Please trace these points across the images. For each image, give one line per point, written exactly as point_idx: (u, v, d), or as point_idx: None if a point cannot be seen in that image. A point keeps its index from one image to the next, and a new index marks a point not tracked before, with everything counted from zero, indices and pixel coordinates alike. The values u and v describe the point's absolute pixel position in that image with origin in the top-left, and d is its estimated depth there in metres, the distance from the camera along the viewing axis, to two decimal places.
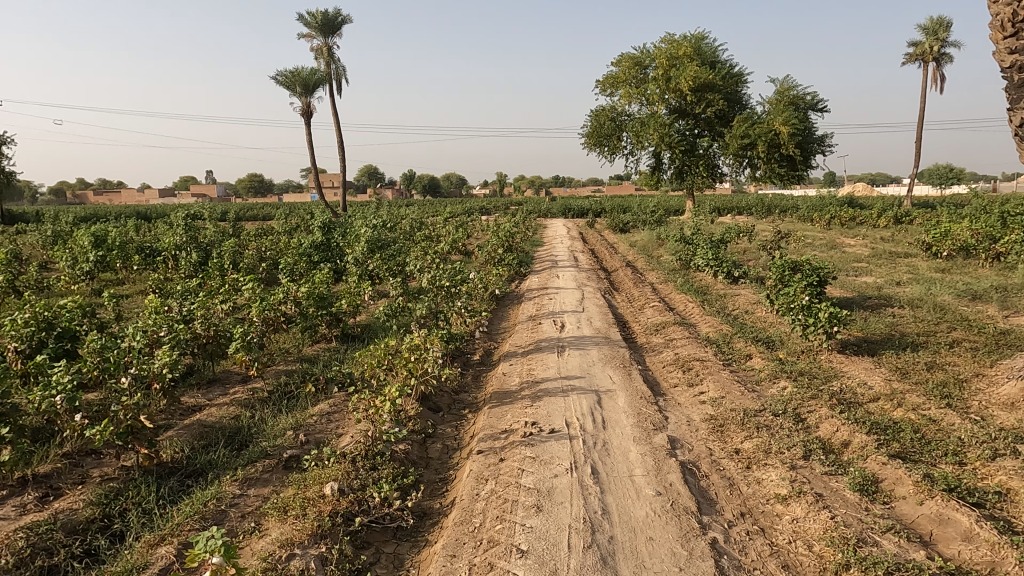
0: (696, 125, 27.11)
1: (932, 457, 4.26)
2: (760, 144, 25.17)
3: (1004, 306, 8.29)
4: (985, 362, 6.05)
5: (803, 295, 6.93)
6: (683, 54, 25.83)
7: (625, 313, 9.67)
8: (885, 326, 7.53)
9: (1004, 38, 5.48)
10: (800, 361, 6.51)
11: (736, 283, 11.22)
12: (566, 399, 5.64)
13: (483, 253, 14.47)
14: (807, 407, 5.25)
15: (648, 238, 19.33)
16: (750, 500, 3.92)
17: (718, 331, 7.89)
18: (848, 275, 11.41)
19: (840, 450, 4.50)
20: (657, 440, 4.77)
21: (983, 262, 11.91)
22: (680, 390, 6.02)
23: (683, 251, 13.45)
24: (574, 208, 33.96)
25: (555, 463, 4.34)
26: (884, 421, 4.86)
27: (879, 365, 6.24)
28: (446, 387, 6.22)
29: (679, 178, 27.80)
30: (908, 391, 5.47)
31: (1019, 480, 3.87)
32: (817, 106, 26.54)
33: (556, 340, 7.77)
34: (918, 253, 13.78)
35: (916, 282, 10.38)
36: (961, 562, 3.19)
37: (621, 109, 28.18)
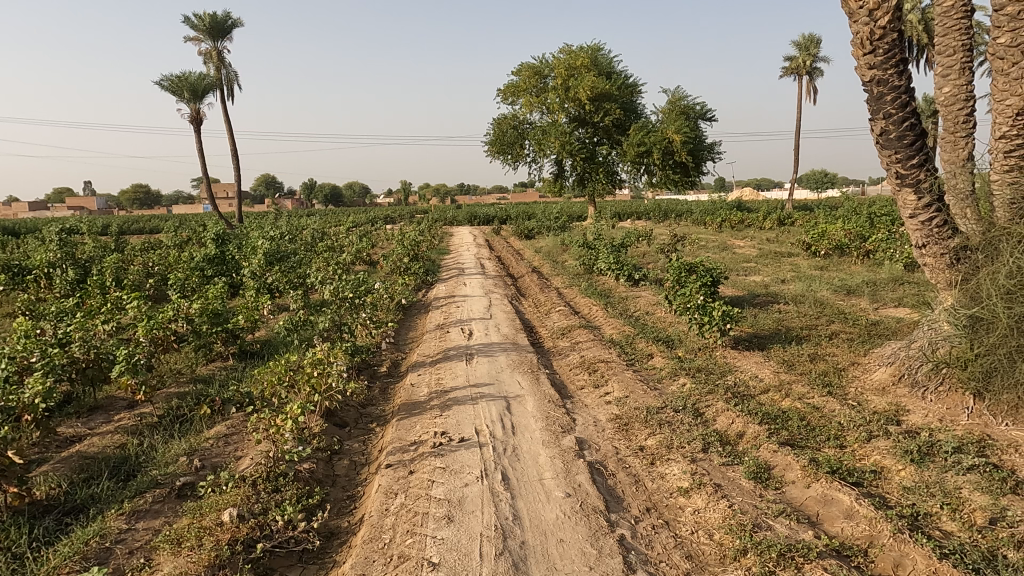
0: (596, 133, 27.97)
1: (817, 442, 4.58)
2: (656, 152, 26.31)
3: (874, 299, 9.06)
4: (859, 351, 6.58)
5: (698, 294, 7.25)
6: (581, 65, 26.69)
7: (531, 319, 9.79)
8: (772, 322, 8.03)
9: (862, 55, 5.22)
10: (697, 358, 6.82)
11: (636, 285, 11.65)
12: (476, 406, 5.64)
13: (386, 263, 14.20)
14: (705, 402, 5.51)
15: (553, 243, 19.74)
16: (655, 495, 4.06)
17: (622, 332, 8.13)
18: (738, 274, 12.12)
19: (736, 441, 4.75)
20: (565, 442, 4.84)
21: (855, 259, 12.99)
22: (587, 392, 6.15)
23: (586, 255, 13.80)
24: (479, 216, 34.39)
25: (465, 472, 4.32)
26: (774, 411, 5.17)
27: (768, 358, 6.64)
28: (352, 402, 6.05)
29: (581, 185, 28.53)
30: (795, 381, 5.86)
31: (891, 458, 4.25)
32: (706, 115, 28.08)
33: (465, 348, 7.75)
34: (800, 252, 14.84)
35: (799, 279, 11.17)
36: (844, 539, 3.44)
37: (523, 117, 28.66)
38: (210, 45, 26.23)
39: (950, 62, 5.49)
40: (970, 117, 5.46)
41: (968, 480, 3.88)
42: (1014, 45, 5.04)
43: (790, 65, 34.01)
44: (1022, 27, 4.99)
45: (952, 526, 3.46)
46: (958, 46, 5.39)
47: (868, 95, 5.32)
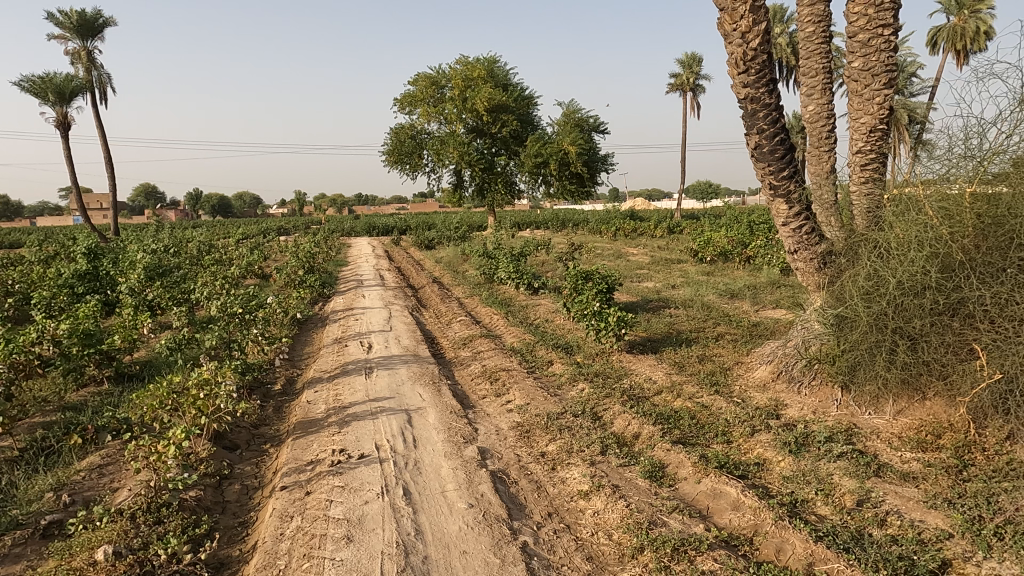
0: (494, 144, 28.26)
1: (706, 439, 4.82)
2: (553, 163, 26.94)
3: (754, 302, 9.69)
4: (742, 351, 7.00)
5: (594, 301, 7.46)
6: (477, 76, 26.94)
7: (432, 329, 9.71)
8: (664, 326, 8.39)
9: (737, 73, 5.54)
10: (595, 363, 7.01)
11: (536, 294, 11.86)
12: (376, 421, 5.51)
13: (280, 276, 13.65)
14: (603, 405, 5.67)
15: (453, 253, 19.73)
16: (556, 500, 4.12)
17: (522, 340, 8.23)
18: (632, 281, 12.61)
19: (633, 442, 4.92)
20: (467, 453, 4.83)
21: (737, 265, 13.86)
22: (489, 401, 6.16)
23: (486, 265, 13.88)
24: (378, 226, 33.85)
25: (365, 489, 4.21)
26: (667, 411, 5.40)
27: (661, 361, 6.93)
28: (243, 423, 5.75)
29: (480, 196, 28.71)
30: (685, 381, 6.15)
31: (773, 450, 4.54)
32: (600, 127, 29.10)
33: (364, 361, 7.57)
34: (688, 258, 15.66)
35: (687, 284, 11.77)
36: (731, 529, 3.64)
37: (421, 127, 28.52)
38: (78, 45, 24.32)
39: (814, 83, 5.98)
40: (832, 133, 5.98)
41: (838, 466, 4.22)
42: (867, 69, 5.59)
43: (674, 82, 35.88)
44: (873, 53, 5.54)
45: (826, 510, 3.74)
46: (820, 68, 5.89)
47: (743, 112, 5.68)
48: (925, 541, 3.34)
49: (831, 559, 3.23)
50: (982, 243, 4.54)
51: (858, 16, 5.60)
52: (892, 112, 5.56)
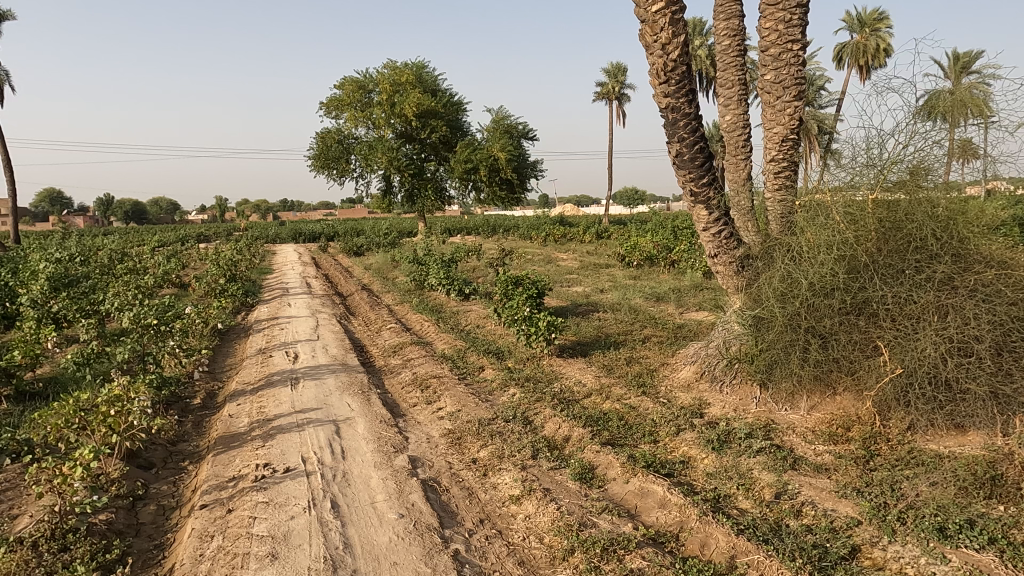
0: (423, 150, 28.09)
1: (634, 439, 4.93)
2: (482, 169, 27.02)
3: (679, 304, 10.00)
4: (668, 352, 7.21)
5: (524, 306, 7.51)
6: (405, 81, 26.76)
7: (361, 338, 9.53)
8: (593, 329, 8.54)
9: (658, 83, 5.71)
10: (526, 368, 7.05)
11: (467, 300, 11.84)
12: (302, 433, 5.35)
13: (199, 285, 13.10)
14: (533, 409, 5.71)
15: (382, 259, 19.46)
16: (488, 506, 4.12)
17: (453, 347, 8.19)
18: (562, 285, 12.78)
19: (563, 445, 4.98)
20: (397, 462, 4.76)
21: (662, 269, 14.29)
22: (419, 409, 6.09)
23: (416, 271, 13.75)
24: (304, 233, 33.01)
25: (291, 504, 4.08)
26: (596, 413, 5.50)
27: (590, 364, 7.04)
28: (159, 440, 5.47)
29: (409, 202, 28.45)
30: (614, 384, 6.27)
31: (697, 448, 4.69)
32: (529, 134, 29.42)
33: (289, 372, 7.35)
34: (616, 263, 16.02)
35: (615, 288, 12.03)
36: (658, 526, 3.73)
37: (348, 132, 28.03)
38: None
39: (730, 94, 6.24)
40: (747, 142, 6.25)
41: (758, 461, 4.40)
42: (778, 81, 5.89)
43: (601, 91, 36.69)
44: (783, 66, 5.84)
45: (746, 503, 3.90)
46: (735, 80, 6.16)
47: (664, 121, 5.86)
48: (836, 529, 3.53)
49: (752, 551, 3.36)
50: (883, 247, 4.87)
51: (769, 31, 5.89)
52: (801, 123, 5.86)
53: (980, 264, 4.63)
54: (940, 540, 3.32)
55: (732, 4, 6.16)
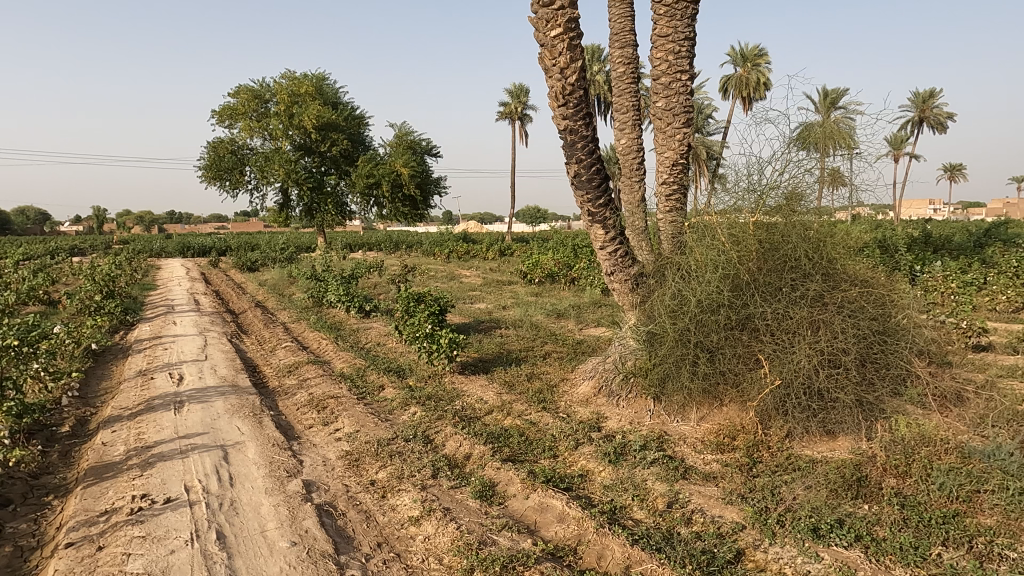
0: (323, 162, 27.30)
1: (534, 455, 4.98)
2: (385, 184, 26.66)
3: (578, 321, 10.26)
4: (567, 367, 7.36)
5: (426, 323, 7.43)
6: (305, 92, 26.18)
7: (254, 357, 9.09)
8: (495, 346, 8.59)
9: (557, 106, 5.86)
10: (427, 386, 6.97)
11: (367, 317, 11.60)
12: (186, 460, 5.02)
13: (71, 303, 12.06)
14: (434, 428, 5.65)
15: (279, 275, 18.73)
16: (386, 529, 4.02)
17: (353, 365, 7.98)
18: (465, 302, 12.80)
19: (464, 463, 4.95)
20: (290, 487, 4.56)
21: (563, 285, 14.64)
22: (315, 431, 5.87)
23: (314, 287, 13.32)
24: (194, 246, 31.25)
25: (171, 537, 3.80)
26: (497, 430, 5.51)
27: (492, 381, 7.06)
28: (18, 474, 4.95)
29: (308, 216, 27.60)
30: (515, 400, 6.32)
31: (594, 461, 4.81)
32: (432, 151, 29.44)
33: (173, 395, 6.89)
34: (518, 280, 16.25)
35: (517, 305, 12.18)
36: (557, 540, 3.78)
37: (242, 142, 26.92)
38: None
39: (624, 118, 6.51)
40: (641, 165, 6.53)
41: (652, 472, 4.56)
42: (669, 109, 6.20)
43: (504, 110, 37.29)
44: (673, 95, 6.17)
45: (641, 514, 4.02)
46: (629, 105, 6.43)
47: (563, 143, 6.01)
48: (723, 534, 3.70)
49: (645, 560, 3.47)
50: (763, 266, 5.21)
51: (660, 61, 6.20)
52: (689, 148, 6.21)
53: (846, 283, 5.09)
54: (814, 540, 3.57)
55: (626, 34, 6.45)
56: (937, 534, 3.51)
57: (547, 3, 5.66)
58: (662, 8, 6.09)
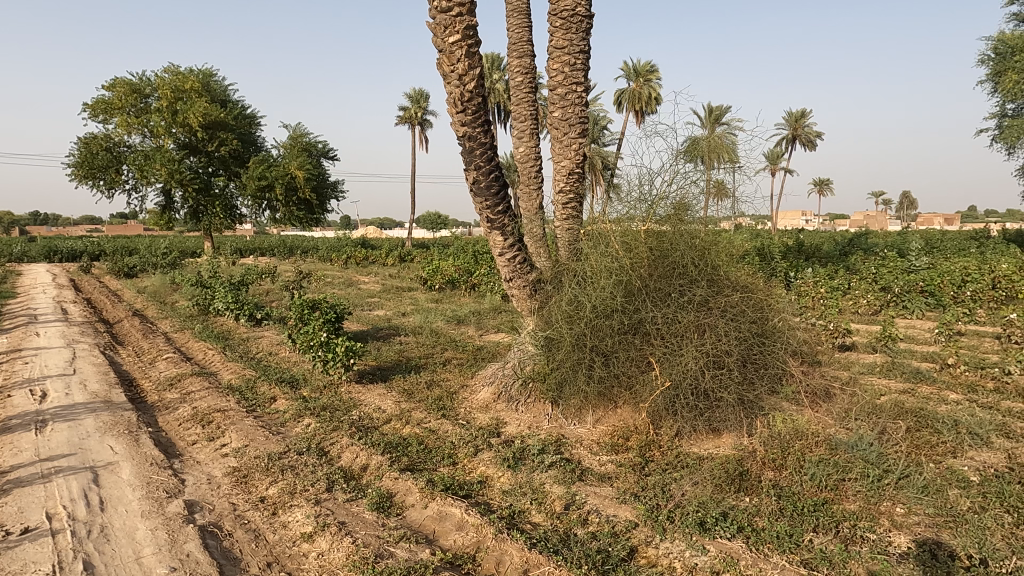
0: (210, 163, 25.92)
1: (433, 463, 4.93)
2: (278, 186, 25.62)
3: (479, 327, 10.29)
4: (467, 374, 7.35)
5: (321, 331, 7.18)
6: (190, 88, 24.77)
7: (130, 370, 8.44)
8: (393, 354, 8.43)
9: (456, 112, 5.84)
10: (322, 396, 6.73)
11: (259, 325, 11.09)
12: (48, 485, 4.57)
13: None
14: (329, 440, 5.46)
15: (160, 281, 17.51)
16: (276, 547, 3.84)
17: (241, 377, 7.58)
18: (363, 309, 12.52)
19: (360, 474, 4.82)
20: (170, 509, 4.26)
21: (464, 291, 14.64)
22: (199, 447, 5.52)
23: (200, 295, 12.57)
24: (61, 251, 28.66)
25: (29, 572, 3.44)
26: (395, 439, 5.41)
27: (390, 390, 6.92)
28: None
29: (194, 219, 26.03)
30: (414, 408, 6.23)
31: (494, 467, 4.82)
32: (329, 153, 28.66)
33: (34, 414, 6.25)
34: (418, 286, 16.10)
35: (417, 311, 12.06)
36: (455, 549, 3.75)
37: (119, 138, 25.03)
38: None
39: (522, 127, 6.60)
40: (538, 173, 6.63)
41: (550, 475, 4.63)
42: (565, 119, 6.35)
43: (404, 115, 36.89)
44: (569, 105, 6.32)
45: (539, 517, 4.07)
46: (527, 114, 6.53)
47: (461, 149, 6.00)
48: (617, 533, 3.81)
49: (543, 562, 3.51)
50: (653, 272, 5.44)
51: (556, 72, 6.35)
52: (584, 159, 6.39)
53: (728, 288, 5.40)
54: (701, 533, 3.74)
55: (524, 44, 6.56)
56: (809, 521, 3.78)
57: (444, 8, 5.65)
58: (558, 21, 6.24)
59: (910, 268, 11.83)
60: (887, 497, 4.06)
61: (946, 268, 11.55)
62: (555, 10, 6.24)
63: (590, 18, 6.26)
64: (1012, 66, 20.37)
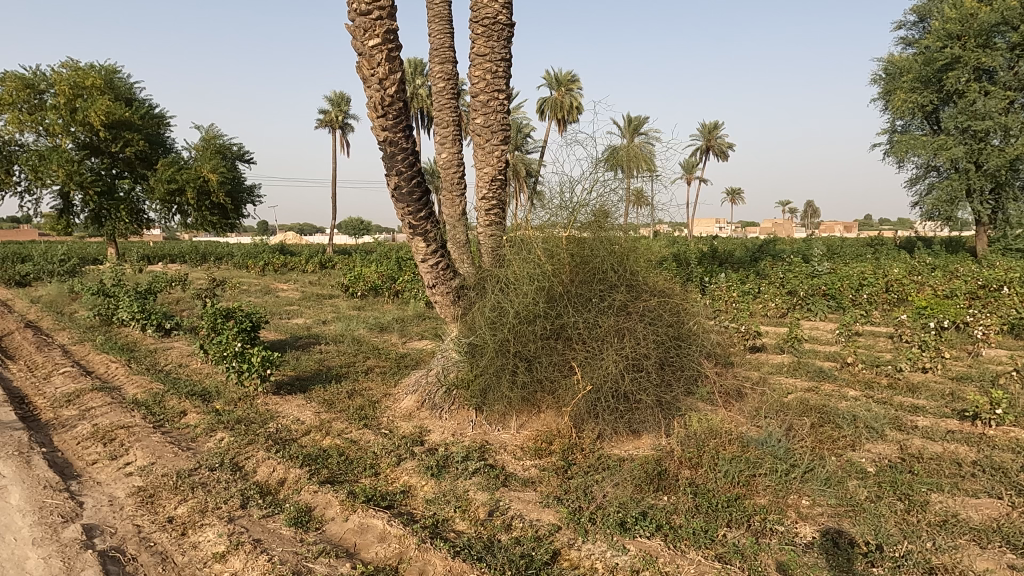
0: (114, 164, 24.48)
1: (354, 474, 4.81)
2: (190, 190, 24.47)
3: (402, 334, 10.16)
4: (390, 382, 7.23)
5: (235, 341, 6.89)
6: (91, 85, 23.36)
7: (21, 386, 7.81)
8: (313, 363, 8.19)
9: (376, 117, 5.75)
10: (237, 409, 6.44)
11: (168, 336, 10.55)
12: None
13: None
14: (244, 454, 5.24)
15: (57, 290, 16.34)
16: (185, 570, 3.64)
17: (147, 391, 7.15)
18: (281, 317, 12.12)
19: (277, 489, 4.65)
20: (66, 535, 3.96)
21: (387, 298, 14.42)
22: (100, 467, 5.17)
23: (102, 304, 11.81)
24: None
25: None
26: (315, 451, 5.25)
27: (310, 400, 6.71)
28: None
29: (95, 224, 24.47)
30: (334, 419, 6.07)
31: (417, 476, 4.76)
32: (244, 156, 27.67)
33: None
34: (339, 293, 15.74)
35: (338, 319, 11.78)
36: (377, 561, 3.67)
37: (9, 136, 23.26)
38: None
39: (445, 133, 6.57)
40: (461, 180, 6.62)
41: (473, 482, 4.62)
42: (487, 126, 6.37)
43: (324, 118, 36.09)
44: (491, 112, 6.35)
45: (463, 525, 4.04)
46: (449, 120, 6.52)
47: (382, 154, 5.90)
48: (540, 537, 3.84)
49: (467, 570, 3.49)
50: (574, 278, 5.54)
51: (478, 79, 6.36)
52: (506, 166, 6.44)
53: (647, 293, 5.57)
54: (622, 533, 3.83)
55: (446, 50, 6.54)
56: (723, 516, 3.94)
57: (364, 11, 5.56)
58: (479, 28, 6.26)
59: (813, 273, 12.55)
60: (794, 490, 4.27)
61: (845, 273, 12.31)
62: (476, 17, 6.26)
63: (511, 27, 6.33)
64: (900, 86, 22.02)
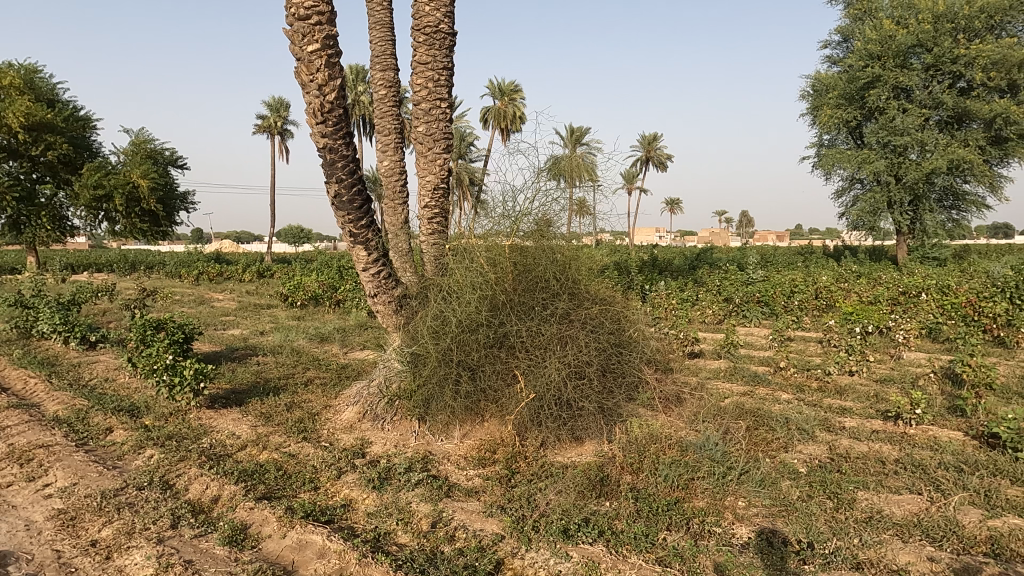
0: (34, 169, 23.22)
1: (293, 489, 4.67)
2: (118, 196, 23.43)
3: (342, 344, 9.96)
4: (330, 394, 7.07)
5: (166, 354, 6.60)
6: (9, 85, 22.14)
7: None
8: (250, 375, 7.94)
9: (315, 123, 5.63)
10: (167, 425, 6.17)
11: (93, 349, 10.05)
12: None
13: None
14: (175, 471, 5.03)
15: None
16: None
17: (69, 407, 6.77)
18: (216, 328, 11.72)
19: (210, 507, 4.47)
20: None
21: (328, 308, 14.14)
22: (15, 489, 4.86)
23: (20, 316, 11.15)
24: None
25: None
26: (251, 466, 5.08)
27: (246, 414, 6.50)
28: None
29: (14, 231, 23.12)
30: (271, 432, 5.89)
31: (358, 489, 4.67)
32: (177, 161, 26.71)
33: None
34: (278, 303, 15.34)
35: (276, 330, 11.47)
36: None
37: None
38: None
39: (386, 141, 6.50)
40: (403, 188, 6.55)
41: (416, 493, 4.57)
42: (430, 134, 6.34)
43: (262, 124, 35.21)
44: (433, 121, 6.33)
45: (405, 537, 3.98)
46: (391, 128, 6.46)
47: (322, 161, 5.79)
48: (483, 547, 3.82)
49: None
50: (517, 287, 5.56)
51: (420, 87, 6.33)
52: (449, 174, 6.42)
53: (588, 301, 5.65)
54: (565, 540, 3.85)
55: (387, 57, 6.49)
56: (663, 520, 4.01)
57: (302, 16, 5.45)
58: (421, 36, 6.24)
59: (748, 281, 12.99)
60: (730, 492, 4.39)
61: (778, 281, 12.78)
62: (418, 26, 6.24)
63: (453, 36, 6.34)
64: (827, 102, 23.12)
